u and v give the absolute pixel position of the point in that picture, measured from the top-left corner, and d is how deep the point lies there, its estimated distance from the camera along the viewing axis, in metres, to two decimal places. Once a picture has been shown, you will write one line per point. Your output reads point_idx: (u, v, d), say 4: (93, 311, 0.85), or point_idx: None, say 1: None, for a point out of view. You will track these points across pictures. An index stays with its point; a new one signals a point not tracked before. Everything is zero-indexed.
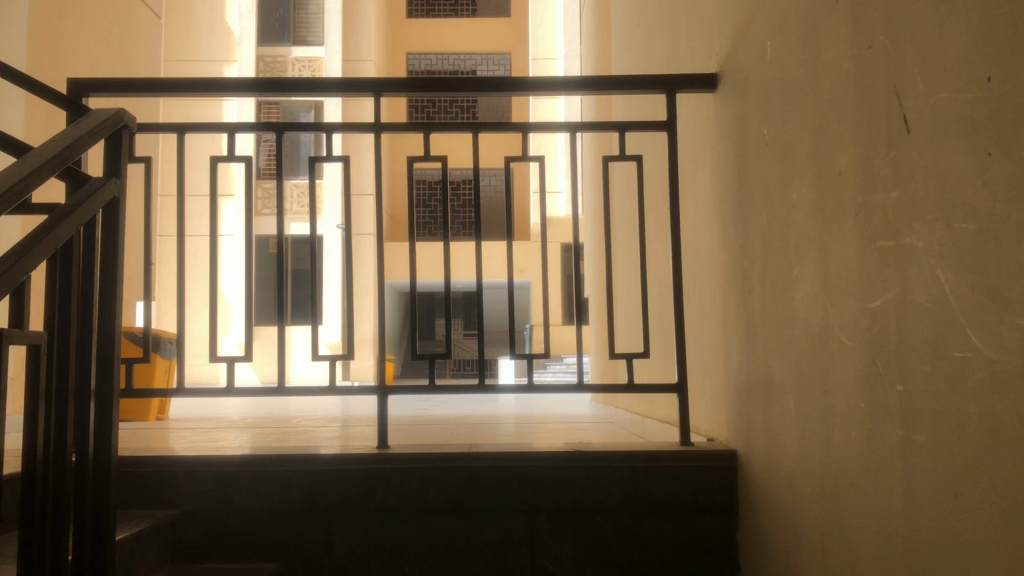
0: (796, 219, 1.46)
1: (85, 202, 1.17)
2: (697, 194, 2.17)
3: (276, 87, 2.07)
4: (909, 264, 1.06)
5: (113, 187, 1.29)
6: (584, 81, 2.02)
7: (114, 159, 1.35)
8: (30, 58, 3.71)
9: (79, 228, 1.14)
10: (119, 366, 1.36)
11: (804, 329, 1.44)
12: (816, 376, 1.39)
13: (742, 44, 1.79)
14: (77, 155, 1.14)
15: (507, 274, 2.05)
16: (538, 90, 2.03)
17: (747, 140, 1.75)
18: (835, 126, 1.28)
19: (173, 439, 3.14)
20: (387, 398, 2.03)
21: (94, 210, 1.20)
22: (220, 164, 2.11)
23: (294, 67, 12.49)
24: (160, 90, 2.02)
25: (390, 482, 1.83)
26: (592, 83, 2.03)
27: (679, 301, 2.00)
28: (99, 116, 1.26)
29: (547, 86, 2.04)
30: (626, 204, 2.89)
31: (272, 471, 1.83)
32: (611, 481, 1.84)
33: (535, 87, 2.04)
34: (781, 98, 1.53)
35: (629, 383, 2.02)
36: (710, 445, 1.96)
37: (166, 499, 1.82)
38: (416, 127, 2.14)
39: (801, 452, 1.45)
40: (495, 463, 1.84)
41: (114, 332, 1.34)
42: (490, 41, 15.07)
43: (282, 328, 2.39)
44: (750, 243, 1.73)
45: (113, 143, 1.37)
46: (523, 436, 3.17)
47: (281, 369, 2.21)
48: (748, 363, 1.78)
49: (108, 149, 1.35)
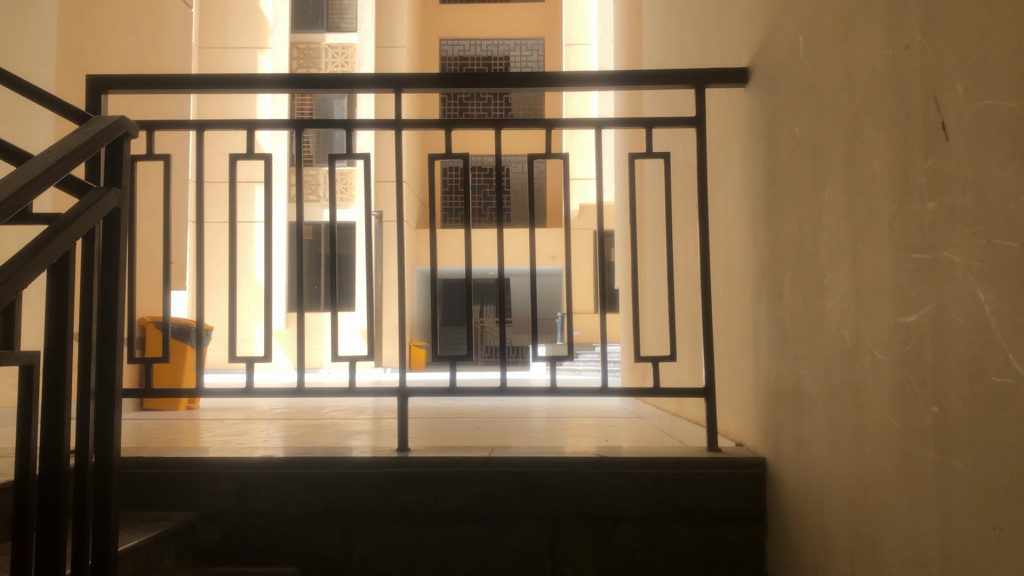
0: (828, 225, 1.40)
1: (84, 215, 1.16)
2: (727, 192, 2.11)
3: (305, 83, 2.02)
4: (945, 280, 1.01)
5: (111, 199, 1.27)
6: (609, 77, 1.96)
7: (114, 168, 1.32)
8: (60, 50, 3.72)
9: (77, 238, 1.12)
10: (123, 366, 1.36)
11: (834, 339, 1.38)
12: (847, 389, 1.33)
13: (773, 39, 1.73)
14: (80, 163, 1.13)
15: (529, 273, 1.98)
16: (561, 86, 1.97)
17: (778, 139, 1.69)
18: (869, 129, 1.22)
19: (202, 431, 3.17)
20: (408, 398, 1.98)
21: (94, 221, 1.19)
22: (239, 161, 2.06)
23: (328, 55, 12.38)
24: (179, 87, 1.99)
25: (408, 488, 1.80)
26: (617, 79, 1.97)
27: (707, 301, 1.95)
28: (99, 125, 1.25)
29: (574, 81, 1.98)
30: (656, 201, 2.84)
31: (292, 473, 1.81)
32: (635, 489, 1.79)
33: (558, 82, 1.98)
34: (813, 95, 1.47)
35: (655, 387, 1.96)
36: (739, 451, 1.90)
37: (184, 501, 1.81)
38: (438, 123, 2.10)
39: (832, 466, 1.40)
40: (515, 468, 1.80)
41: (115, 336, 1.33)
42: (523, 27, 14.98)
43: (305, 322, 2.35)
44: (780, 247, 1.68)
45: (115, 149, 1.35)
46: (550, 433, 3.15)
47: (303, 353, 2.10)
48: (777, 369, 1.72)
49: (107, 155, 1.33)
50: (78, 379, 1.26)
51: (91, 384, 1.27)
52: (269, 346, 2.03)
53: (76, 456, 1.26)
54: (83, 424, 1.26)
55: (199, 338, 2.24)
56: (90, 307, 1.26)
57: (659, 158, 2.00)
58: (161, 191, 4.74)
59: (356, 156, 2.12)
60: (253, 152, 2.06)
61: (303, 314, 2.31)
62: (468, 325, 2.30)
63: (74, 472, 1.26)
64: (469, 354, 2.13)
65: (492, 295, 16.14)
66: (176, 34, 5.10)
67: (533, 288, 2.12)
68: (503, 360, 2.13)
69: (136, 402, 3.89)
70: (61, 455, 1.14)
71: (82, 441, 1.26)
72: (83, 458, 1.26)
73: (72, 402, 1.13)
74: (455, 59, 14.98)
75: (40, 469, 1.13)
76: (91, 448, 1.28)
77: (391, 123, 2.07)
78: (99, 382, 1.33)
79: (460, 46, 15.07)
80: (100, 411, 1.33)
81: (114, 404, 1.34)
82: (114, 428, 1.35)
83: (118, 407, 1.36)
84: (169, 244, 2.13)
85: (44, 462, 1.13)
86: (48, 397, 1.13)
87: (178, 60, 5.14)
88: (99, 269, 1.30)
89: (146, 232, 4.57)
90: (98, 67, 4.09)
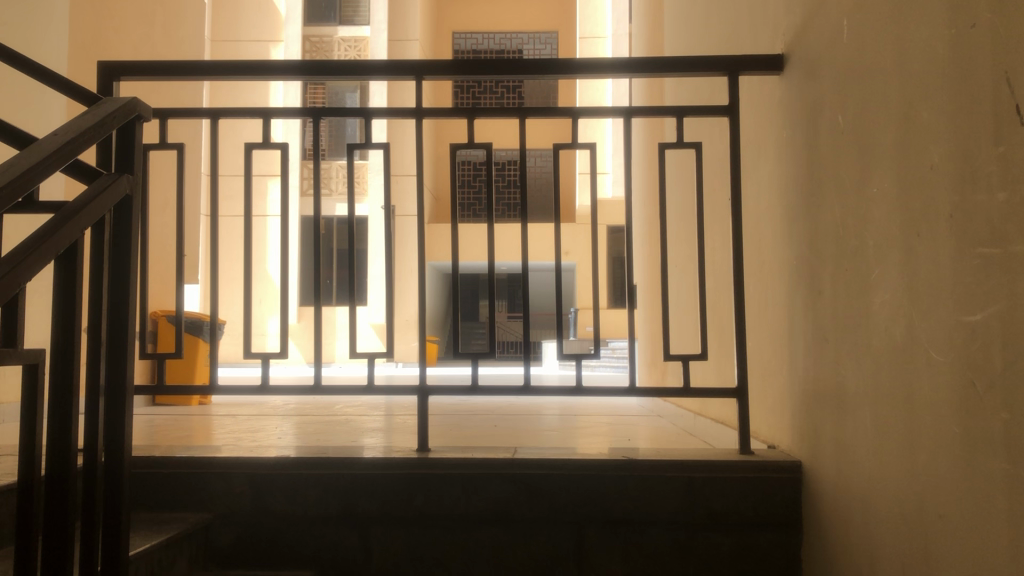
0: (876, 218, 1.33)
1: (92, 203, 1.09)
2: (760, 185, 2.04)
3: (317, 70, 1.94)
4: (1018, 275, 0.94)
5: (122, 186, 1.20)
6: (621, 64, 1.88)
7: (126, 155, 1.26)
8: (73, 40, 3.68)
9: (87, 227, 1.06)
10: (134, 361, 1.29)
11: (883, 339, 1.31)
12: (898, 392, 1.26)
13: (812, 24, 1.65)
14: (86, 148, 1.06)
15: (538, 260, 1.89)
16: (574, 73, 1.90)
17: (818, 128, 1.61)
18: (926, 115, 1.15)
19: (214, 427, 3.12)
20: (428, 397, 1.91)
21: (102, 210, 1.12)
22: (255, 151, 1.99)
23: (340, 47, 12.30)
24: (193, 73, 1.92)
25: (430, 490, 1.74)
26: (630, 66, 1.89)
27: (739, 297, 1.87)
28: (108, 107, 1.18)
29: (594, 69, 1.90)
30: (683, 194, 2.76)
31: (310, 474, 1.75)
32: (663, 492, 1.73)
33: (570, 70, 1.91)
34: (859, 81, 1.40)
35: (685, 387, 1.88)
36: (773, 454, 1.83)
37: (197, 502, 1.75)
38: (460, 112, 2.03)
39: (881, 472, 1.33)
40: (539, 469, 1.74)
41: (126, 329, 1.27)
42: (536, 20, 14.91)
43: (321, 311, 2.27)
44: (820, 241, 1.60)
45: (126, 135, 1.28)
46: (568, 430, 3.08)
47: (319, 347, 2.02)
48: (816, 369, 1.65)
49: (119, 140, 1.26)
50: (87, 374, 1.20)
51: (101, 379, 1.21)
52: (285, 341, 1.96)
53: (84, 455, 1.20)
54: (92, 422, 1.20)
55: (212, 331, 2.14)
56: (99, 299, 1.20)
57: (690, 149, 1.92)
58: (175, 183, 4.69)
59: (375, 146, 2.05)
60: (268, 142, 1.99)
61: (318, 306, 2.23)
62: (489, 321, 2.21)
63: (83, 474, 1.20)
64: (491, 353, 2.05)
65: (504, 290, 16.10)
66: (189, 23, 5.04)
67: (556, 280, 2.04)
68: (524, 355, 2.04)
69: (149, 397, 3.85)
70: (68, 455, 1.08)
71: (92, 440, 1.20)
72: (92, 457, 1.21)
73: (79, 397, 1.07)
74: (468, 53, 14.93)
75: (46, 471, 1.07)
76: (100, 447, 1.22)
77: (412, 112, 1.99)
78: (109, 377, 1.27)
79: (473, 40, 14.97)
80: (109, 410, 1.27)
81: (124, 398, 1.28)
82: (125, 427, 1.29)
83: (129, 405, 1.30)
84: (181, 235, 2.06)
85: (50, 462, 1.07)
86: (54, 391, 1.07)
87: (191, 50, 5.09)
88: (108, 260, 1.24)
89: (158, 223, 4.52)
90: (110, 57, 4.04)
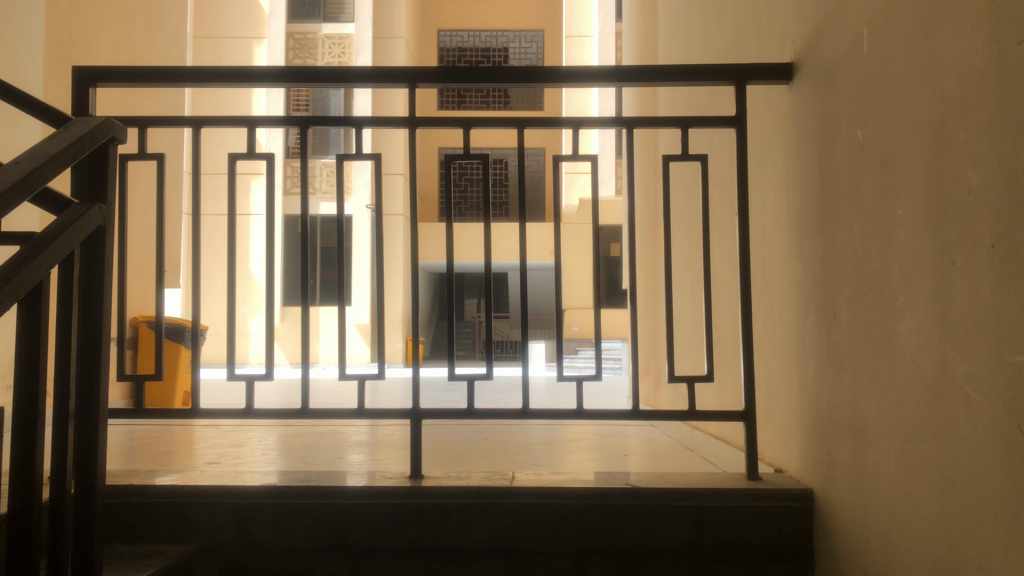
0: (901, 242, 1.26)
1: (60, 237, 1.01)
2: (767, 197, 1.96)
3: (303, 77, 1.84)
4: None
5: (95, 217, 1.13)
6: (609, 72, 1.82)
7: (98, 184, 1.17)
8: (49, 39, 3.56)
9: (52, 267, 0.97)
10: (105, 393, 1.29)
11: (909, 370, 1.25)
12: (929, 429, 1.20)
13: (826, 32, 1.58)
14: (53, 176, 0.97)
15: (520, 267, 1.79)
16: (562, 82, 1.82)
17: (833, 142, 1.54)
18: (961, 137, 1.08)
19: (197, 438, 3.03)
20: (421, 421, 1.82)
21: (72, 245, 1.04)
22: (240, 162, 1.89)
23: (324, 45, 12.26)
24: (175, 80, 1.83)
25: (424, 520, 1.66)
26: (619, 74, 1.83)
27: (746, 315, 1.80)
28: (74, 132, 1.10)
29: (581, 77, 1.82)
30: (686, 204, 2.69)
31: (298, 503, 1.66)
32: (670, 521, 1.65)
33: (557, 78, 1.82)
34: (882, 95, 1.32)
35: (690, 409, 1.80)
36: (783, 480, 1.76)
37: (178, 533, 1.66)
38: (455, 121, 1.94)
39: (910, 511, 1.26)
40: (539, 499, 1.66)
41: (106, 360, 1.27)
42: (522, 18, 14.86)
43: (306, 307, 2.01)
44: (836, 260, 1.53)
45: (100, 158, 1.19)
46: (562, 441, 3.01)
47: (307, 350, 1.92)
48: (830, 395, 1.58)
49: (91, 166, 1.18)
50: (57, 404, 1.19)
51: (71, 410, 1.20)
52: (272, 362, 1.87)
53: (53, 486, 1.20)
54: (61, 453, 1.20)
55: (195, 337, 2.02)
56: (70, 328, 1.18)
57: (695, 160, 1.84)
58: (154, 186, 4.58)
59: (366, 156, 1.96)
60: (253, 153, 1.89)
61: (306, 308, 2.00)
62: (486, 321, 2.06)
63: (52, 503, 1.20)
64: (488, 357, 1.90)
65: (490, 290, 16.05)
66: (169, 21, 4.93)
67: (548, 285, 1.83)
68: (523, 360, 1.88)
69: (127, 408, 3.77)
70: (34, 480, 1.09)
71: (60, 470, 1.21)
72: (60, 487, 1.21)
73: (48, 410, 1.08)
74: (453, 50, 14.83)
75: (11, 496, 1.08)
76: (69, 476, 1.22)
77: (406, 121, 1.90)
78: (79, 408, 1.26)
79: (458, 37, 14.85)
80: (80, 439, 1.27)
81: (97, 428, 1.28)
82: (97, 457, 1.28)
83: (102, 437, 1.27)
84: (162, 238, 1.92)
85: (17, 484, 1.08)
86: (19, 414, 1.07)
87: (171, 49, 4.98)
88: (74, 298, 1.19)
89: (137, 227, 4.41)
90: (88, 56, 3.92)
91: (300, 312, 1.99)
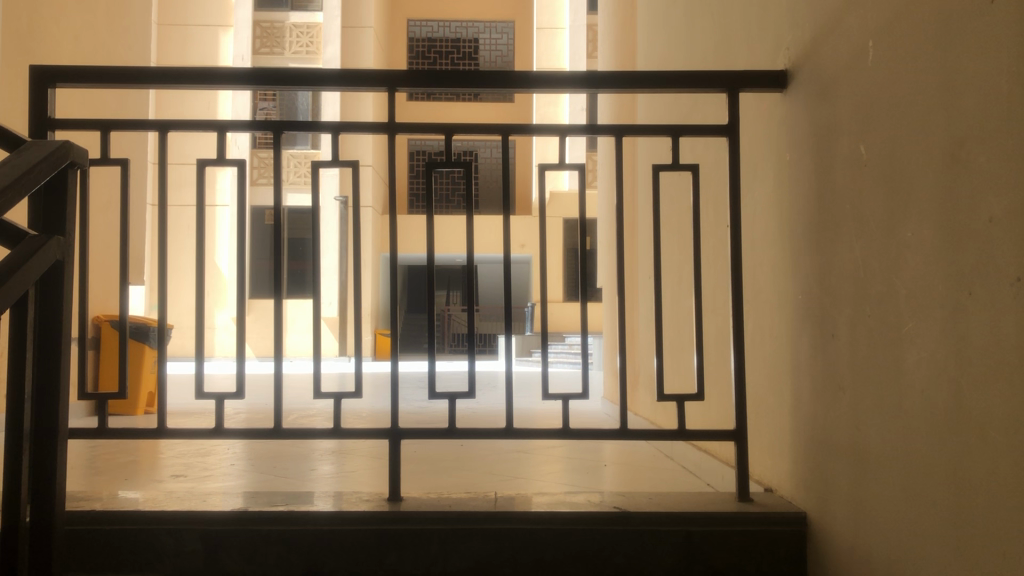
0: (909, 267, 1.21)
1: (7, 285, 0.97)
2: (759, 209, 1.90)
3: (272, 80, 1.75)
4: None
5: (51, 250, 1.13)
6: (580, 78, 1.73)
7: (54, 219, 1.19)
8: (8, 30, 3.43)
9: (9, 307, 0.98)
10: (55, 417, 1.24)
11: (918, 401, 1.19)
12: (939, 464, 1.14)
13: (827, 41, 1.52)
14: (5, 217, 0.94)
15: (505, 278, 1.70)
16: (533, 88, 1.73)
17: (833, 157, 1.48)
18: (981, 162, 1.03)
19: (161, 447, 2.92)
20: (400, 442, 1.74)
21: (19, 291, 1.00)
22: (208, 167, 1.79)
23: (292, 34, 12.14)
24: (136, 81, 1.72)
25: (403, 546, 1.58)
26: (592, 80, 1.74)
27: (738, 333, 1.73)
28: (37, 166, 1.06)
29: (552, 83, 1.73)
30: (674, 211, 2.63)
31: (271, 530, 1.58)
32: (660, 547, 1.59)
33: (530, 84, 1.74)
34: (891, 112, 1.26)
35: (679, 429, 1.73)
36: (774, 501, 1.70)
37: (144, 563, 1.57)
38: (435, 129, 1.85)
39: (915, 547, 1.21)
40: (527, 525, 1.60)
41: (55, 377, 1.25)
42: (493, 9, 14.77)
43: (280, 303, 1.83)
44: (835, 280, 1.47)
45: (55, 197, 1.20)
46: (537, 450, 2.94)
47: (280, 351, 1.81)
48: (828, 419, 1.52)
49: (43, 204, 1.19)
50: (10, 425, 1.16)
51: (25, 426, 1.18)
52: (243, 380, 1.76)
53: (5, 513, 1.15)
54: (15, 477, 1.17)
55: (161, 336, 1.84)
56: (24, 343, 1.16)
57: (684, 171, 1.76)
58: (118, 182, 4.45)
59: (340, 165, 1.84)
60: (224, 159, 1.79)
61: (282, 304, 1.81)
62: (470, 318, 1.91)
63: (6, 531, 1.15)
64: (472, 372, 1.79)
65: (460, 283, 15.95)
66: (135, 12, 4.81)
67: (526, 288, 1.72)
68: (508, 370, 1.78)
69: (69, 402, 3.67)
70: None
71: (14, 498, 1.16)
72: (14, 515, 1.16)
73: None
74: (423, 41, 14.72)
75: None
76: (23, 502, 1.18)
77: (384, 127, 1.81)
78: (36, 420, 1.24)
79: (429, 27, 14.74)
80: (39, 459, 1.24)
81: (53, 448, 1.25)
82: (56, 478, 1.25)
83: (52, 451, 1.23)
84: (124, 240, 1.80)
85: None
86: None
87: (137, 40, 4.86)
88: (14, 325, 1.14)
89: (99, 226, 4.27)
90: (48, 48, 3.78)
91: (276, 307, 1.82)
